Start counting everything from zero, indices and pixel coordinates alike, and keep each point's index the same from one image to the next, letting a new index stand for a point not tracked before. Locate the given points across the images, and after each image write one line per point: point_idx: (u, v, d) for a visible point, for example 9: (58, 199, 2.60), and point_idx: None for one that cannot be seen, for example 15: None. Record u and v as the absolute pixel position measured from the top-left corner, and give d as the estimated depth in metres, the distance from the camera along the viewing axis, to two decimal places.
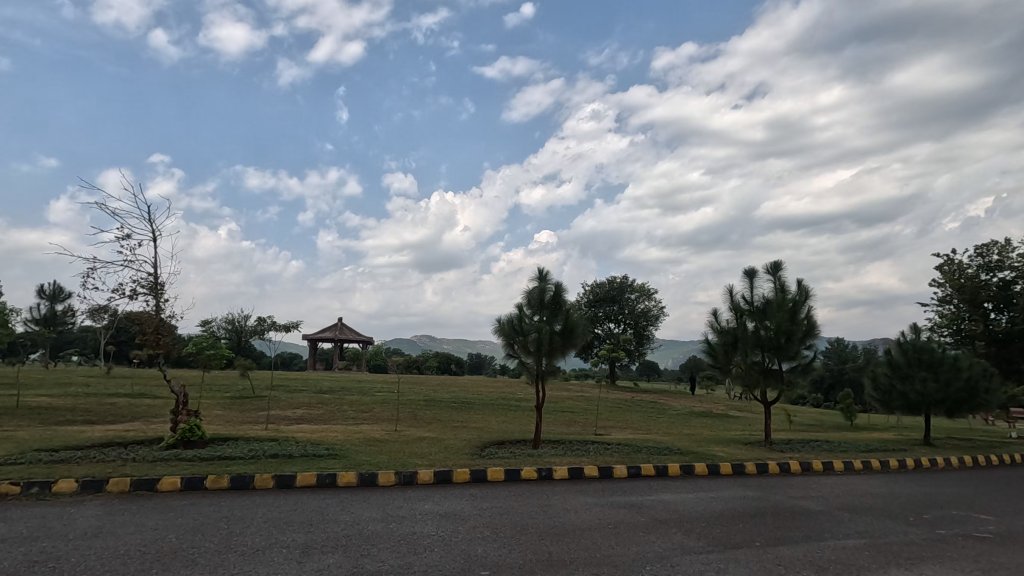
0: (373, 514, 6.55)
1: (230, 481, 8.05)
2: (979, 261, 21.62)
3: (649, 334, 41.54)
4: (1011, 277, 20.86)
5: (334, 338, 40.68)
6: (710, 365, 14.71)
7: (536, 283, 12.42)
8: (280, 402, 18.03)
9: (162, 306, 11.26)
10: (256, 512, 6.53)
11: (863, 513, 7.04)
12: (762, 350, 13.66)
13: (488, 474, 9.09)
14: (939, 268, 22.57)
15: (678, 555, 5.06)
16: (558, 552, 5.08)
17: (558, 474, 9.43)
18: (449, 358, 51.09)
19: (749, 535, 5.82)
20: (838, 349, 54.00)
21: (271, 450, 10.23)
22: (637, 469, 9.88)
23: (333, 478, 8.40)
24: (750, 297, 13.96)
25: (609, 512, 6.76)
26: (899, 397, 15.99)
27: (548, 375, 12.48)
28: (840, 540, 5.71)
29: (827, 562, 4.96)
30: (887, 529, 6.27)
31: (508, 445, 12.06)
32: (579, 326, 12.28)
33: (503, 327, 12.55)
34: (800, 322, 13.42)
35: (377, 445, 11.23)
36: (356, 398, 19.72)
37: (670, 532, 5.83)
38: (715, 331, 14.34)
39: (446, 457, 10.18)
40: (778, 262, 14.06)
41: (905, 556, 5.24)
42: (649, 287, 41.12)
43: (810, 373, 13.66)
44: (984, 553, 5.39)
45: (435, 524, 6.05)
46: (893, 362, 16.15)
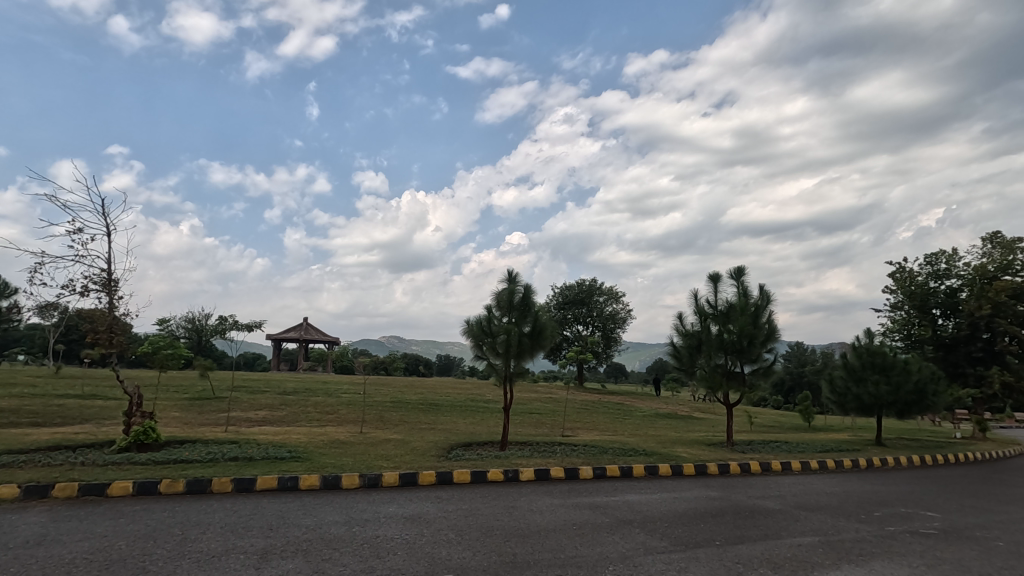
0: (336, 517, 6.44)
1: (186, 485, 7.79)
2: (928, 269, 22.63)
3: (616, 336, 42.10)
4: (957, 285, 21.94)
5: (299, 338, 39.99)
6: (675, 368, 14.98)
7: (505, 284, 12.42)
8: (242, 404, 17.57)
9: (116, 303, 10.85)
10: (212, 517, 6.34)
11: (819, 512, 7.26)
12: (725, 353, 13.98)
13: (453, 476, 9.05)
14: (892, 275, 23.52)
15: (640, 554, 5.14)
16: (523, 553, 5.10)
17: (524, 475, 9.45)
18: (417, 359, 50.81)
19: (710, 535, 5.92)
20: (798, 353, 56.07)
21: (231, 453, 9.95)
22: (603, 469, 10.00)
23: (294, 482, 8.23)
24: (714, 301, 14.29)
25: (574, 513, 6.83)
26: (854, 399, 16.59)
27: (516, 376, 12.50)
28: (796, 538, 5.88)
29: (783, 560, 5.10)
30: (840, 526, 6.50)
31: (475, 446, 12.03)
32: (548, 328, 12.33)
33: (472, 328, 12.53)
34: (761, 326, 13.80)
35: (342, 448, 11.04)
36: (321, 399, 19.43)
37: (634, 533, 5.91)
38: (680, 334, 14.63)
39: (412, 459, 10.12)
40: (741, 268, 14.42)
41: (857, 552, 5.44)
42: (617, 290, 41.75)
43: (770, 376, 14.03)
44: (929, 549, 5.63)
45: (399, 527, 5.99)
46: (848, 365, 16.80)
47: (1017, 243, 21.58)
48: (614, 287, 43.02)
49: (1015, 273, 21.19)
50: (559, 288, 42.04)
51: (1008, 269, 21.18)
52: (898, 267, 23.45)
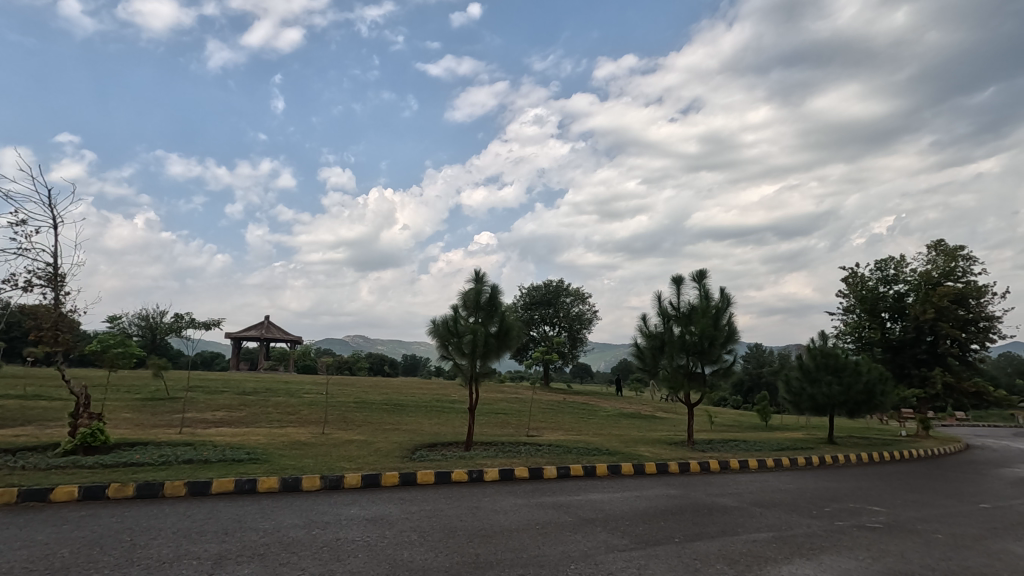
0: (295, 520, 6.30)
1: (136, 489, 7.49)
2: (878, 275, 23.65)
3: (582, 337, 42.50)
4: (904, 290, 23.01)
5: (261, 337, 39.00)
6: (638, 368, 15.22)
7: (472, 284, 12.39)
8: (199, 404, 16.98)
9: (62, 299, 10.35)
10: (164, 522, 6.11)
11: (773, 508, 7.51)
12: (687, 353, 14.29)
13: (417, 477, 8.98)
14: (845, 279, 24.45)
15: (602, 552, 5.20)
16: (486, 553, 5.10)
17: (488, 475, 9.46)
18: (382, 358, 50.23)
19: (670, 532, 6.06)
20: (756, 354, 58.05)
21: (185, 455, 9.61)
22: (566, 469, 10.08)
23: (252, 484, 8.01)
24: (677, 303, 14.61)
25: (537, 513, 6.87)
26: (808, 399, 17.21)
27: (482, 376, 12.48)
28: (751, 534, 6.06)
29: (739, 555, 5.25)
30: (793, 522, 6.74)
31: (440, 447, 11.97)
32: (514, 328, 12.36)
33: (438, 328, 12.46)
34: (721, 328, 14.17)
35: (302, 449, 10.80)
36: (281, 400, 18.96)
37: (596, 532, 5.97)
38: (644, 335, 14.87)
39: (375, 460, 10.00)
40: (703, 271, 14.78)
41: (808, 546, 5.64)
42: (583, 291, 42.16)
43: (730, 376, 14.41)
44: (875, 542, 5.88)
45: (361, 529, 5.91)
46: (804, 366, 17.40)
47: (959, 251, 22.74)
48: (580, 288, 43.45)
49: (957, 279, 22.35)
50: (526, 288, 42.21)
51: (951, 275, 22.32)
52: (850, 272, 24.42)
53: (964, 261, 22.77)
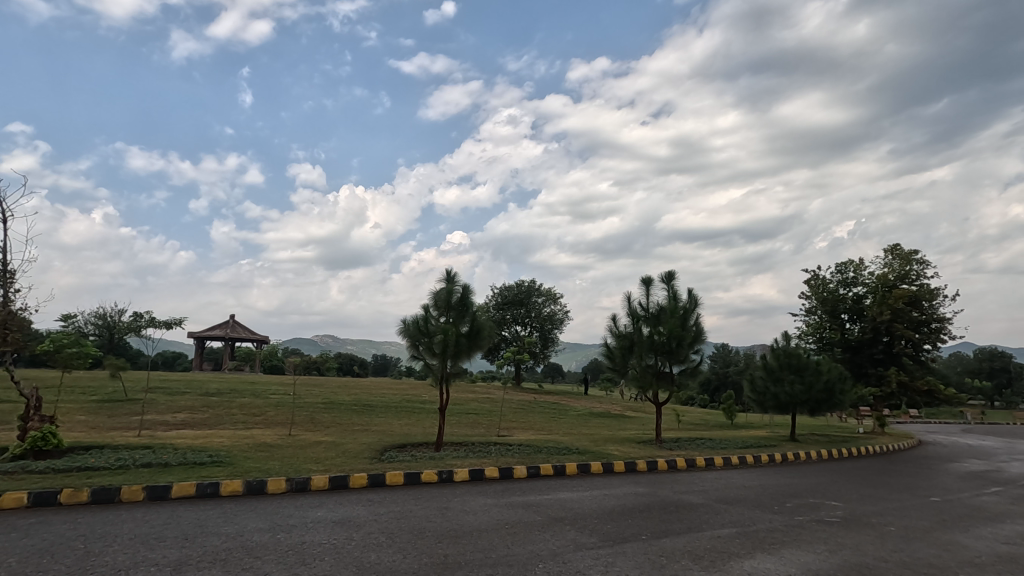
0: (259, 524, 6.16)
1: (91, 494, 7.21)
2: (838, 277, 24.47)
3: (554, 337, 42.72)
4: (863, 292, 23.85)
5: (225, 336, 37.98)
6: (608, 368, 15.38)
7: (443, 284, 12.34)
8: (159, 406, 16.44)
9: (11, 297, 9.88)
10: (121, 528, 5.90)
11: (737, 505, 7.69)
12: (656, 353, 14.52)
13: (386, 478, 8.89)
14: (808, 281, 25.22)
15: (570, 551, 5.25)
16: (454, 554, 5.08)
17: (458, 476, 9.43)
18: (352, 359, 49.62)
19: (638, 529, 6.15)
20: (723, 354, 59.49)
21: (143, 459, 9.29)
22: (536, 469, 10.12)
23: (215, 488, 7.80)
24: (646, 303, 14.82)
25: (507, 513, 6.88)
26: (772, 398, 17.69)
27: (452, 376, 12.41)
28: (715, 530, 6.20)
29: (703, 551, 5.37)
30: (756, 518, 6.91)
31: (410, 448, 11.88)
32: (485, 328, 12.32)
33: (409, 328, 12.37)
34: (689, 328, 14.45)
35: (268, 451, 10.57)
36: (246, 401, 18.52)
37: (564, 530, 6.02)
38: (614, 335, 15.04)
39: (343, 461, 9.86)
40: (671, 272, 15.04)
41: (769, 541, 5.79)
42: (555, 291, 42.41)
43: (697, 376, 14.68)
44: (832, 536, 6.09)
45: (328, 532, 5.81)
46: (768, 366, 17.89)
47: (913, 255, 23.71)
48: (552, 288, 43.68)
49: (912, 282, 23.28)
50: (497, 289, 42.24)
51: (906, 278, 23.24)
52: (812, 275, 25.19)
53: (918, 264, 23.75)
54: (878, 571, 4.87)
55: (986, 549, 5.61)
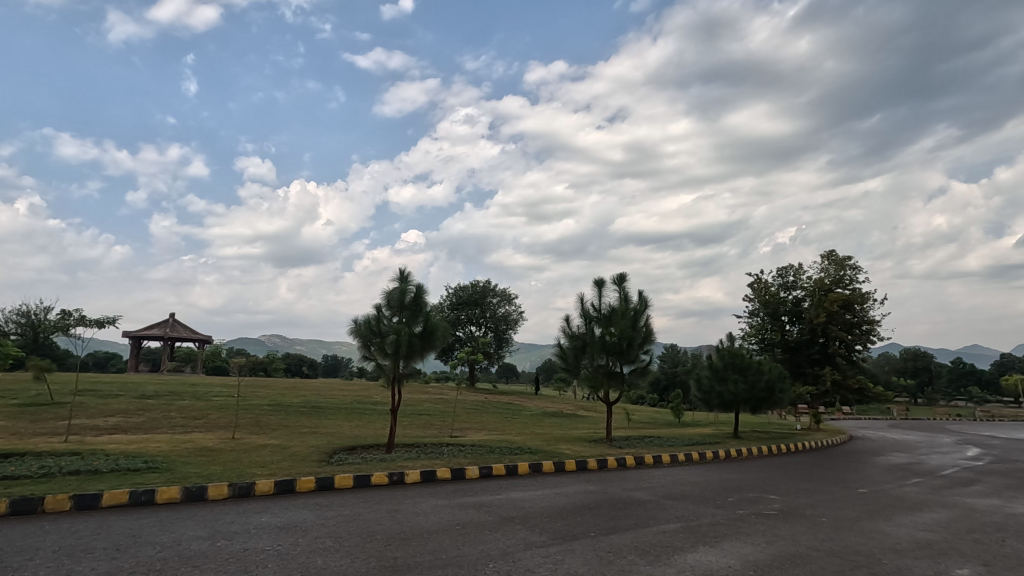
0: (197, 531, 5.91)
1: (10, 505, 6.72)
2: (779, 281, 25.65)
3: (508, 338, 42.88)
4: (801, 295, 25.09)
5: (164, 335, 36.12)
6: (561, 368, 15.58)
7: (397, 284, 12.18)
8: (88, 410, 15.49)
9: None
10: (44, 541, 5.52)
11: (682, 500, 7.94)
12: (607, 354, 14.81)
13: (335, 481, 8.70)
14: (751, 285, 26.31)
15: (521, 549, 5.30)
16: (403, 556, 5.02)
17: (410, 477, 9.34)
18: (301, 359, 48.27)
19: (587, 527, 6.25)
20: (671, 355, 61.38)
21: (70, 466, 8.73)
22: (488, 469, 10.14)
23: (150, 495, 7.42)
24: (599, 304, 15.09)
25: (459, 513, 6.87)
26: (716, 397, 18.37)
27: (405, 377, 12.27)
28: (662, 525, 6.39)
29: (649, 546, 5.52)
30: (699, 512, 7.16)
31: (361, 450, 11.66)
32: (439, 328, 12.21)
33: (360, 328, 12.14)
34: (639, 329, 14.80)
35: (209, 456, 10.13)
36: (186, 403, 17.68)
37: (515, 529, 6.06)
38: (567, 335, 15.25)
39: (290, 465, 9.58)
40: (623, 274, 15.36)
41: (712, 535, 6.01)
42: (510, 292, 42.54)
43: (647, 376, 15.05)
44: (770, 528, 6.38)
45: (272, 538, 5.64)
46: (713, 365, 18.55)
47: (846, 261, 25.12)
48: (507, 289, 43.77)
49: (845, 286, 24.64)
50: (452, 289, 42.03)
51: (840, 283, 24.58)
52: (755, 278, 26.30)
53: (851, 270, 25.15)
54: (810, 560, 5.14)
55: (907, 536, 6.01)
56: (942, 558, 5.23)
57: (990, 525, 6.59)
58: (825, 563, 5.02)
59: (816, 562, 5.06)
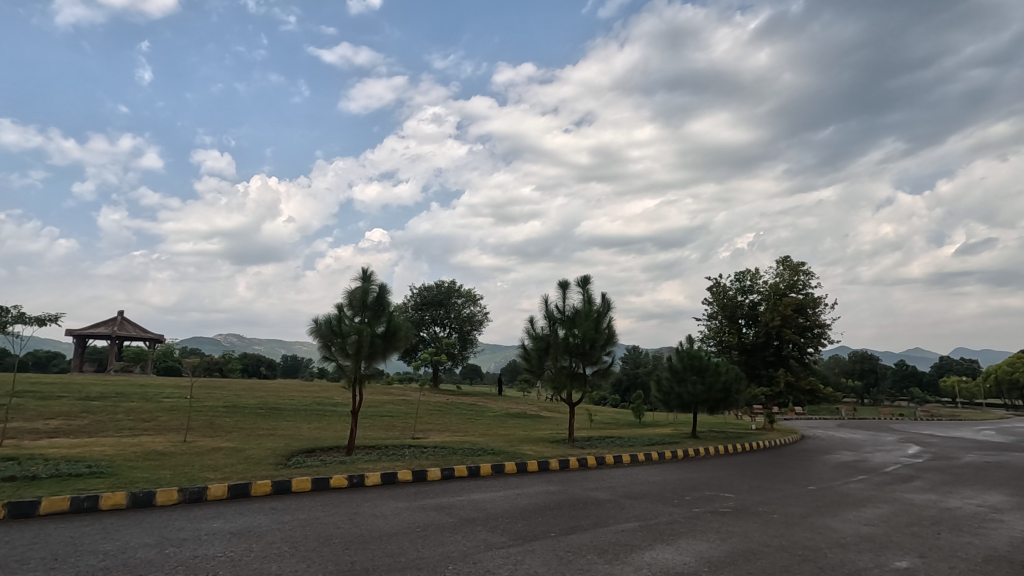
0: (144, 539, 5.68)
1: None
2: (737, 285, 26.45)
3: (472, 338, 42.76)
4: (757, 299, 25.94)
5: (112, 334, 34.48)
6: (525, 369, 15.64)
7: (359, 283, 12.00)
8: (27, 412, 14.65)
9: None
10: None
11: (641, 500, 8.09)
12: (570, 355, 14.95)
13: (292, 484, 8.50)
14: (710, 288, 27.04)
15: (480, 551, 5.29)
16: (362, 560, 4.95)
17: (370, 480, 9.20)
18: (259, 360, 46.93)
19: (548, 527, 6.30)
20: (634, 356, 62.47)
21: (6, 472, 8.25)
22: (451, 471, 10.09)
23: (93, 501, 7.07)
24: (563, 306, 15.23)
25: (419, 515, 6.81)
26: (676, 398, 18.79)
27: (366, 378, 12.09)
28: (620, 524, 6.49)
29: (608, 545, 5.60)
30: (657, 511, 7.31)
31: (319, 452, 11.42)
32: (402, 329, 12.08)
33: (321, 327, 11.90)
34: (602, 331, 15.00)
35: (159, 460, 9.74)
36: (134, 405, 16.95)
37: (476, 531, 6.05)
38: (531, 337, 15.33)
39: (245, 468, 9.31)
40: (587, 276, 15.55)
41: (668, 533, 6.15)
42: (475, 292, 42.48)
43: (609, 377, 15.26)
44: (724, 525, 6.57)
45: (225, 544, 5.47)
46: (673, 367, 18.97)
47: (800, 267, 26.09)
48: (472, 289, 43.65)
49: (799, 291, 25.59)
50: (416, 288, 41.69)
51: (794, 287, 25.52)
52: (714, 282, 27.03)
53: (804, 275, 26.14)
54: (762, 555, 5.31)
55: (851, 531, 6.29)
56: (882, 551, 5.50)
57: (927, 518, 6.97)
58: (775, 559, 5.20)
59: (767, 557, 5.24)
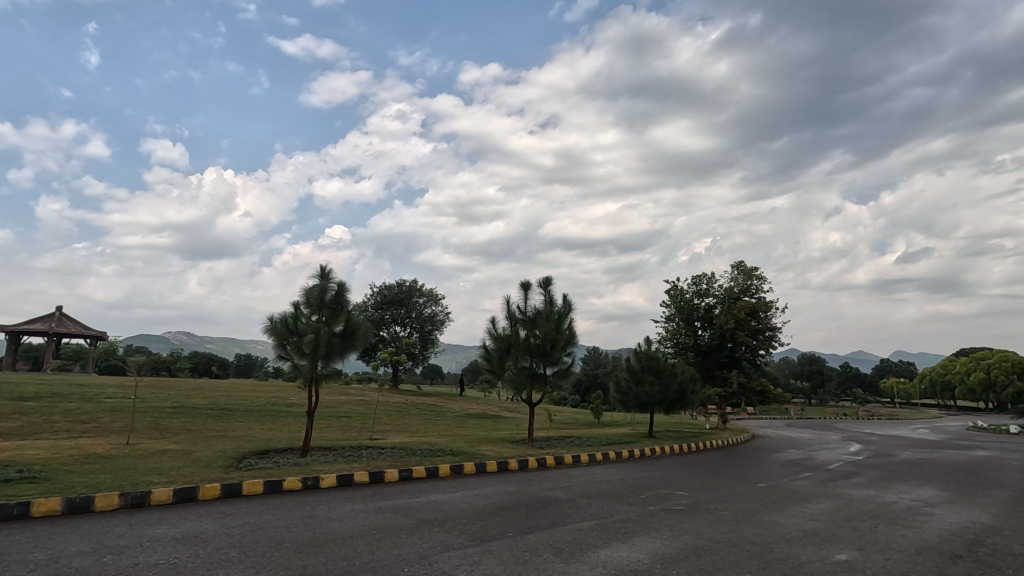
0: (80, 547, 5.39)
1: None
2: (694, 288, 27.15)
3: (433, 338, 42.42)
4: (713, 302, 26.70)
5: (49, 331, 32.61)
6: (486, 369, 15.61)
7: (317, 281, 11.73)
8: None
9: None
10: None
11: (599, 499, 8.21)
12: (531, 355, 15.02)
13: (242, 487, 8.22)
14: (668, 291, 27.68)
15: (437, 552, 5.25)
16: (314, 564, 4.83)
17: (325, 482, 9.01)
18: (210, 358, 45.31)
19: (505, 527, 6.32)
20: (594, 357, 63.37)
21: None
22: (409, 472, 9.98)
23: (24, 508, 6.67)
24: (524, 307, 15.29)
25: (375, 518, 6.71)
26: (633, 398, 19.12)
27: (323, 378, 11.81)
28: (576, 524, 6.55)
29: (564, 544, 5.66)
30: (614, 509, 7.44)
31: (272, 454, 11.09)
32: (361, 328, 11.85)
33: (276, 326, 11.57)
34: (562, 332, 15.12)
35: (99, 463, 9.25)
36: (73, 406, 16.04)
37: (433, 532, 6.00)
38: (492, 337, 15.34)
39: (193, 471, 8.97)
40: (549, 278, 15.66)
41: (623, 531, 6.25)
42: (437, 292, 42.16)
43: (569, 377, 15.39)
44: (678, 522, 6.73)
45: (169, 550, 5.24)
46: (631, 368, 19.31)
47: (754, 271, 26.98)
48: (434, 289, 43.33)
49: (752, 294, 26.46)
50: (377, 287, 41.09)
51: (747, 291, 26.37)
52: (672, 285, 27.67)
53: (757, 280, 27.04)
54: (712, 551, 5.47)
55: (797, 526, 6.55)
56: (825, 545, 5.74)
57: (866, 512, 7.33)
58: (725, 554, 5.35)
59: (717, 553, 5.39)
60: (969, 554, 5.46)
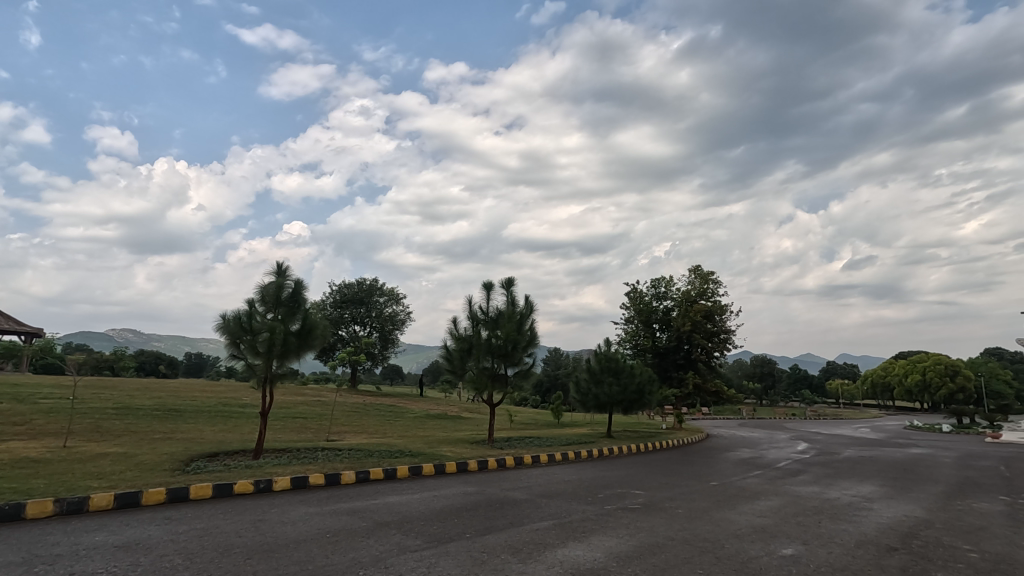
0: (9, 557, 5.06)
1: None
2: (653, 291, 27.71)
3: (394, 338, 41.88)
4: (670, 305, 27.33)
5: None
6: (447, 369, 15.51)
7: (273, 278, 11.41)
8: None
9: None
10: None
11: (557, 498, 8.27)
12: (492, 356, 15.02)
13: (190, 491, 7.90)
14: (628, 293, 28.15)
15: (394, 555, 5.17)
16: (265, 569, 4.68)
17: (278, 485, 8.76)
18: (158, 357, 43.39)
19: (464, 528, 6.28)
20: (554, 358, 63.87)
21: None
22: (366, 473, 9.81)
23: None
24: (486, 307, 15.27)
25: (330, 521, 6.56)
26: (593, 398, 19.38)
27: (278, 377, 11.48)
28: (534, 524, 6.58)
29: (522, 544, 5.67)
30: (572, 509, 7.51)
31: (222, 456, 10.71)
32: (318, 327, 11.58)
33: (229, 324, 11.19)
34: (524, 333, 15.19)
35: (31, 468, 8.71)
36: (3, 406, 15.04)
37: (390, 535, 5.92)
38: (453, 337, 15.24)
39: (137, 475, 8.58)
40: (511, 278, 15.70)
41: (580, 530, 6.33)
42: (398, 292, 41.70)
43: (529, 378, 15.46)
44: (633, 521, 6.85)
45: (108, 559, 4.98)
46: (591, 369, 19.55)
47: (710, 275, 27.72)
48: (395, 288, 42.81)
49: (708, 298, 27.20)
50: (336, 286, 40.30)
51: (704, 294, 27.09)
52: (632, 288, 28.15)
53: (713, 284, 27.81)
54: (666, 548, 5.60)
55: (747, 522, 6.77)
56: (772, 540, 5.96)
57: (811, 508, 7.65)
58: (678, 551, 5.48)
59: (670, 550, 5.51)
60: (903, 547, 5.77)
